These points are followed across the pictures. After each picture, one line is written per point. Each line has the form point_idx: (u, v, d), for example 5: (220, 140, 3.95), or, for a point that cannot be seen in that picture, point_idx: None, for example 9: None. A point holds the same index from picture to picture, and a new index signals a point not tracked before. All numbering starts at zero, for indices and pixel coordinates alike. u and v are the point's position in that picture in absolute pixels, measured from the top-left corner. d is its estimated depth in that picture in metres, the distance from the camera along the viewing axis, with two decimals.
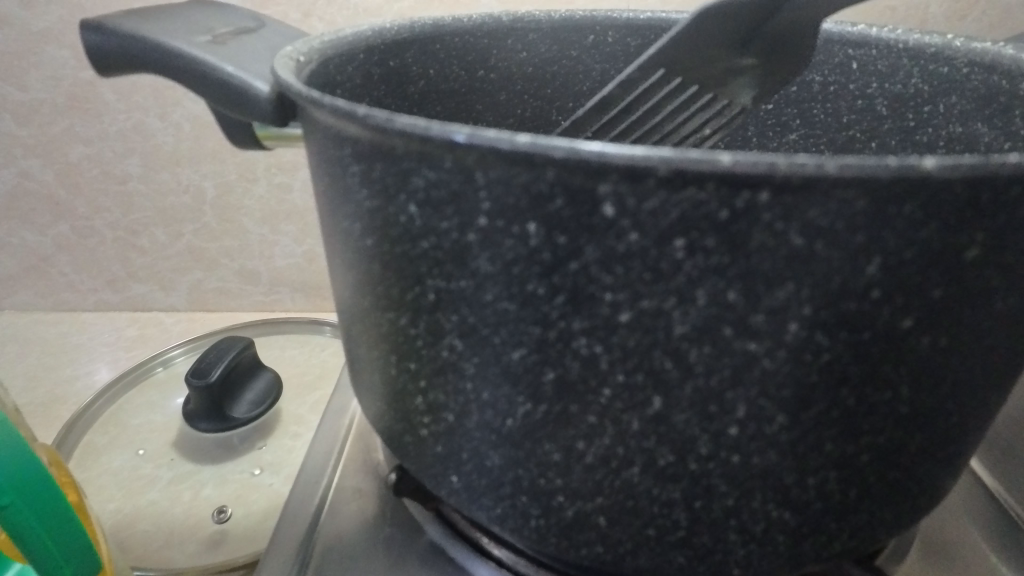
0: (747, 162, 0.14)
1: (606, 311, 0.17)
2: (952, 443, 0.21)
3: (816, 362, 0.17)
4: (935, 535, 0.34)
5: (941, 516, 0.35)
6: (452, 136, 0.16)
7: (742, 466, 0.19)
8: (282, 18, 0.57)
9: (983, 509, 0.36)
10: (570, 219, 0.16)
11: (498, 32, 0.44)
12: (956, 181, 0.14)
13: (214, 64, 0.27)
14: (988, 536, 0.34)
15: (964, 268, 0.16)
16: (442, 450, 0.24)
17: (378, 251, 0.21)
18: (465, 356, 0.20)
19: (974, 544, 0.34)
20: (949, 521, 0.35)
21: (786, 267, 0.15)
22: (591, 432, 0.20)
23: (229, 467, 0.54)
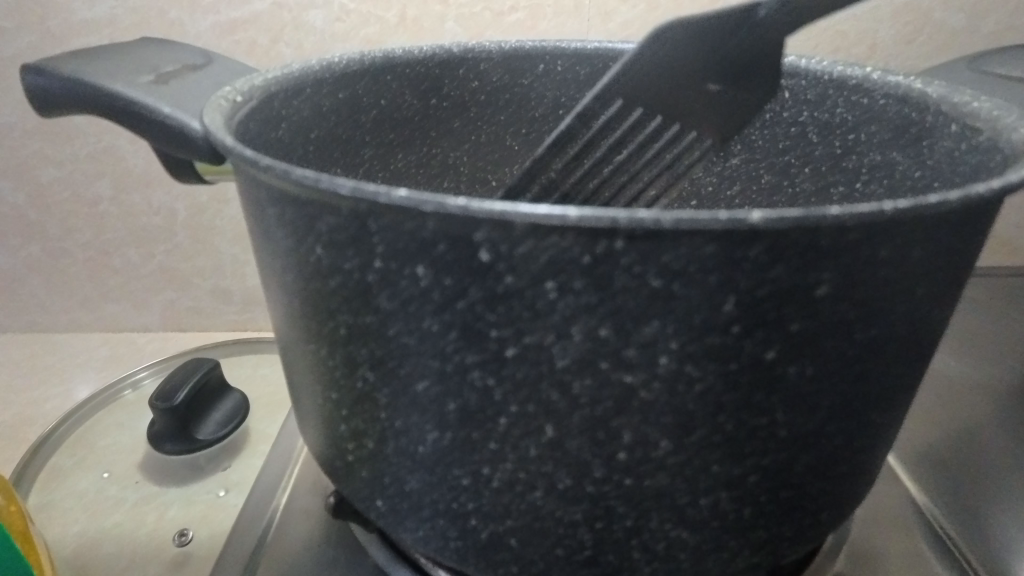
0: (594, 216, 0.15)
1: (494, 346, 0.18)
2: (842, 463, 0.23)
3: (690, 392, 0.18)
4: (862, 546, 0.36)
5: (871, 528, 0.37)
6: (339, 188, 0.17)
7: (636, 488, 0.21)
8: (250, 44, 0.59)
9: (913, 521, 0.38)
10: (453, 263, 0.17)
11: (451, 62, 0.46)
12: (789, 230, 0.15)
13: (153, 104, 0.28)
14: (914, 546, 0.36)
15: (816, 305, 0.17)
16: (368, 474, 0.25)
17: (297, 286, 0.22)
18: (378, 386, 0.22)
19: (899, 553, 0.36)
20: (879, 533, 0.37)
21: (649, 307, 0.17)
22: (495, 458, 0.21)
23: (193, 489, 0.55)
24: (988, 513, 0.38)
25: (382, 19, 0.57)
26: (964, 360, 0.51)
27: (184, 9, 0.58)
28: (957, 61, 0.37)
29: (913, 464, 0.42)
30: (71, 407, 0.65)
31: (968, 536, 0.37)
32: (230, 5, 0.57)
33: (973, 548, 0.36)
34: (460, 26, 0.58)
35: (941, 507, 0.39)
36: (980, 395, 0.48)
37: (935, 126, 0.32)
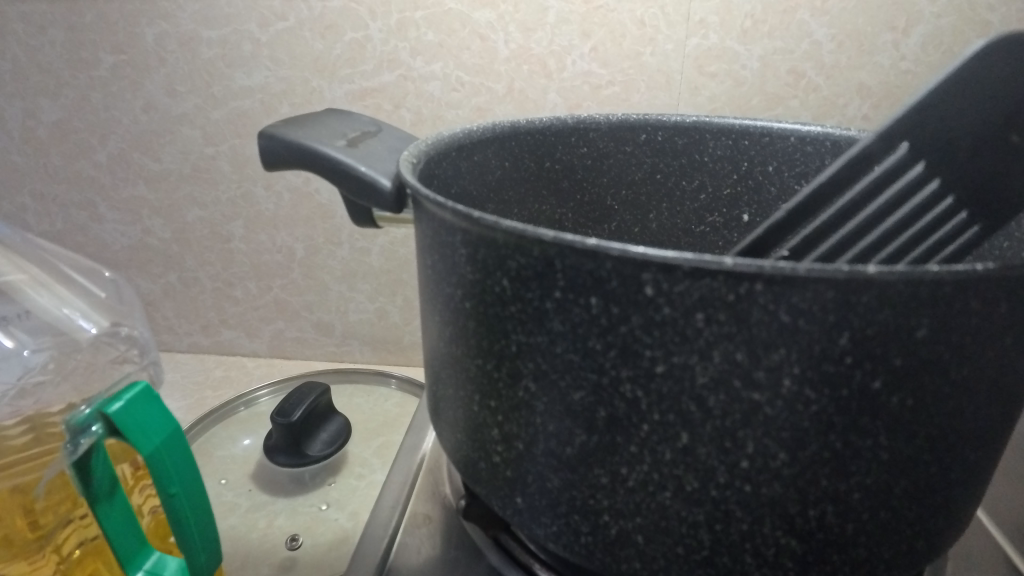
0: (743, 264, 0.20)
1: (647, 363, 0.23)
2: (938, 492, 0.26)
3: (807, 411, 0.22)
4: None
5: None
6: (541, 235, 0.23)
7: (754, 495, 0.25)
8: (377, 108, 0.68)
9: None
10: (621, 295, 0.22)
11: (565, 131, 0.53)
12: (897, 281, 0.20)
13: (353, 163, 0.36)
14: None
15: (918, 344, 0.21)
16: (511, 474, 0.30)
17: (473, 311, 0.28)
18: (536, 394, 0.27)
19: None
20: None
21: (778, 337, 0.21)
22: (632, 460, 0.25)
23: (299, 501, 0.61)
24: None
25: (492, 89, 0.65)
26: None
27: (325, 78, 0.67)
28: None
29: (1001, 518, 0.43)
30: (196, 418, 0.73)
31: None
32: (364, 75, 0.66)
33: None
34: (561, 97, 0.65)
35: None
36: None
37: None
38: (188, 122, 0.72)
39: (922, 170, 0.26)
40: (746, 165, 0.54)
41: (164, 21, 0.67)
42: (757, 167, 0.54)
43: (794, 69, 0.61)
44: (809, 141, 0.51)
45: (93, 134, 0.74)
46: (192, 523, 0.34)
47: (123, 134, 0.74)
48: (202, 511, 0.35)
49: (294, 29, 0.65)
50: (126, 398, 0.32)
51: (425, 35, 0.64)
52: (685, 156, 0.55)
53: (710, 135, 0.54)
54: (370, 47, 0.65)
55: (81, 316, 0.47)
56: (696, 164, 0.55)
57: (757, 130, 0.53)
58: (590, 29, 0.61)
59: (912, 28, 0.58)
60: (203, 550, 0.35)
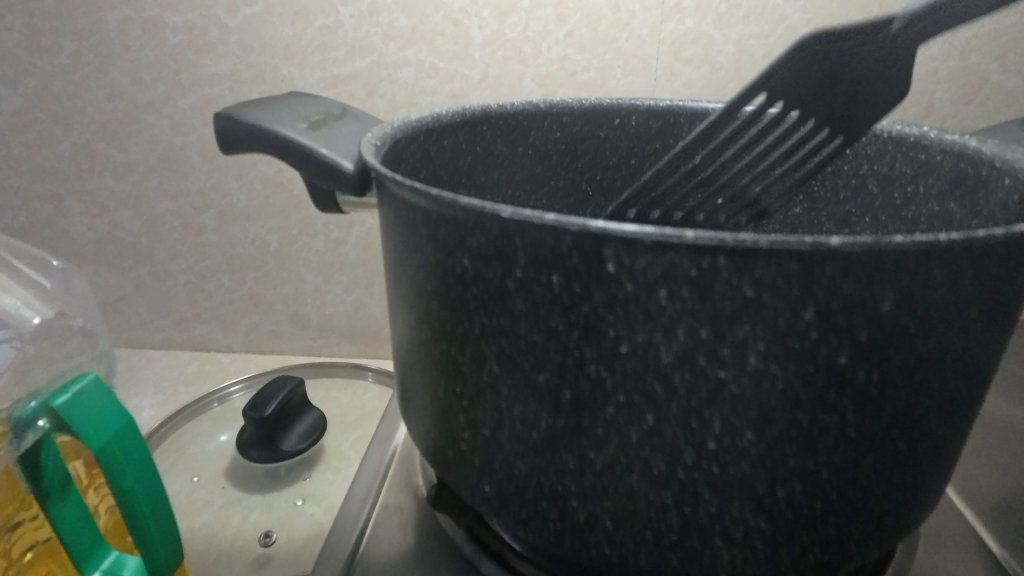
0: (704, 237, 0.19)
1: (610, 342, 0.23)
2: (907, 469, 0.26)
3: (773, 388, 0.22)
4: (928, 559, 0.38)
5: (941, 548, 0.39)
6: (499, 212, 0.22)
7: (721, 475, 0.24)
8: (349, 96, 0.66)
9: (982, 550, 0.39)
10: (583, 272, 0.22)
11: (538, 115, 0.51)
12: (860, 253, 0.19)
13: (313, 146, 0.35)
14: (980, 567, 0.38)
15: (883, 318, 0.21)
16: (479, 460, 0.29)
17: (436, 294, 0.27)
18: (502, 378, 0.26)
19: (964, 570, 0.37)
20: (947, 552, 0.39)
21: (742, 312, 0.21)
22: (599, 442, 0.25)
23: (275, 496, 0.60)
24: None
25: (467, 76, 0.64)
26: (1013, 404, 0.52)
27: (296, 64, 0.65)
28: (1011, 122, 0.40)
29: (969, 492, 0.44)
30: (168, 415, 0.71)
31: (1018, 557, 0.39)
32: (335, 61, 0.65)
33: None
34: (537, 83, 0.64)
35: (1000, 535, 0.40)
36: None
37: (988, 180, 0.35)
38: (155, 111, 0.70)
39: (792, 116, 0.34)
40: None
41: (127, 6, 0.65)
42: None
43: (770, 54, 0.61)
44: None
45: (56, 124, 0.72)
46: (148, 520, 0.33)
47: (87, 123, 0.71)
48: (159, 508, 0.34)
49: (262, 14, 0.63)
50: (74, 390, 0.31)
51: (397, 20, 0.62)
52: (660, 141, 0.54)
53: (684, 119, 0.53)
54: (341, 32, 0.63)
55: (25, 306, 0.46)
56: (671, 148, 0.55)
57: None
58: (565, 13, 0.61)
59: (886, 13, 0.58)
60: (160, 548, 0.34)
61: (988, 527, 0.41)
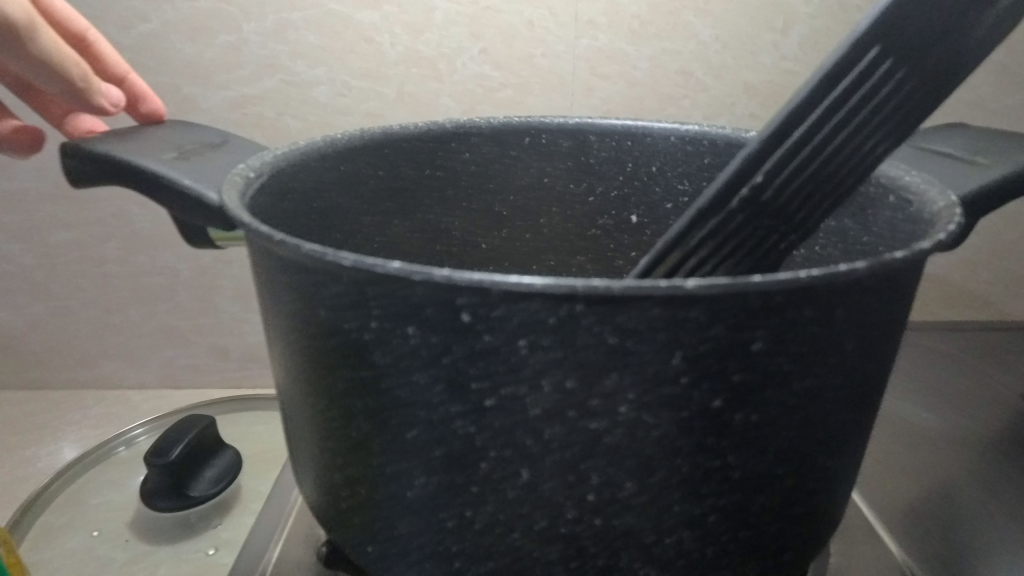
0: (555, 285, 0.18)
1: (475, 397, 0.21)
2: (798, 503, 0.25)
3: (649, 436, 0.21)
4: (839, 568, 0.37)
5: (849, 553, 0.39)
6: (342, 261, 0.20)
7: (606, 529, 0.23)
8: (259, 117, 0.63)
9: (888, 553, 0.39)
10: (438, 323, 0.20)
11: (444, 137, 0.49)
12: (722, 295, 0.18)
13: (176, 177, 0.32)
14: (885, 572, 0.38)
15: (754, 358, 0.20)
16: (361, 520, 0.27)
17: (300, 343, 0.25)
18: (372, 435, 0.24)
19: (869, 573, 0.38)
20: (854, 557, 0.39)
21: (608, 361, 0.19)
22: (476, 501, 0.23)
23: (185, 547, 0.54)
24: (943, 541, 0.41)
25: (382, 94, 0.62)
26: (914, 405, 0.54)
27: (199, 84, 0.61)
28: None
29: (874, 495, 0.45)
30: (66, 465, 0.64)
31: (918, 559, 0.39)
32: (242, 81, 0.61)
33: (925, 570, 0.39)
34: (454, 100, 0.62)
35: (900, 536, 0.41)
36: (929, 435, 0.51)
37: (875, 197, 0.35)
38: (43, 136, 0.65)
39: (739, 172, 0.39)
40: (632, 166, 0.51)
41: None
42: (642, 168, 0.51)
43: (684, 69, 0.61)
44: (688, 140, 0.49)
45: None
46: None
47: None
48: None
49: (159, 33, 0.59)
50: None
51: (306, 38, 0.60)
52: (572, 159, 0.51)
53: (594, 136, 0.50)
54: (246, 50, 0.60)
55: None
56: (584, 167, 0.52)
57: (639, 131, 0.50)
58: (479, 30, 0.59)
59: (791, 28, 0.59)
60: None
61: (891, 530, 0.41)
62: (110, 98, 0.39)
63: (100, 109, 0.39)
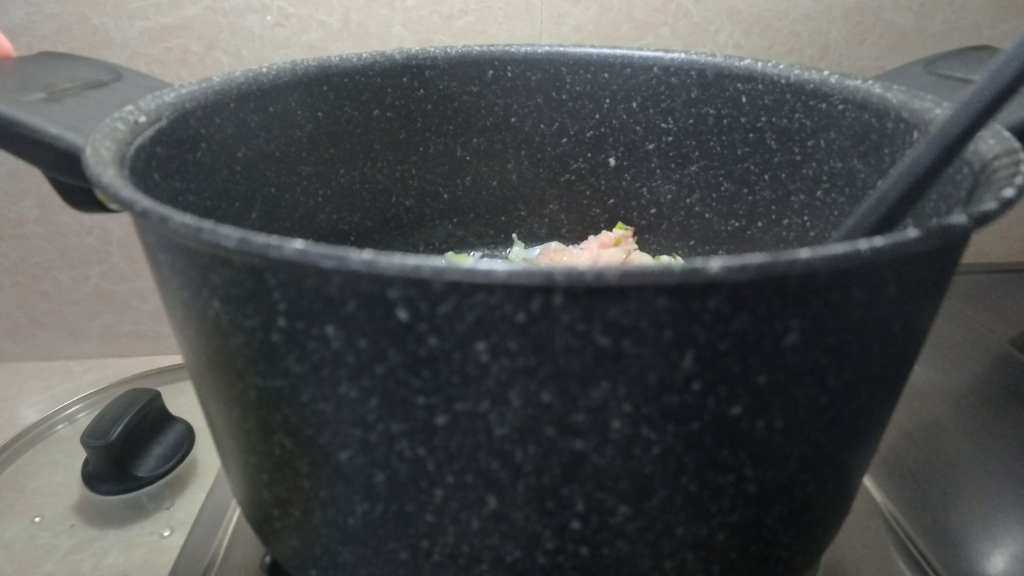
0: (522, 272, 0.13)
1: (422, 414, 0.16)
2: (816, 510, 0.21)
3: (647, 455, 0.16)
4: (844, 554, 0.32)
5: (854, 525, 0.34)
6: (222, 239, 0.14)
7: (594, 557, 0.18)
8: (183, 53, 0.49)
9: (901, 516, 0.34)
10: (366, 322, 0.15)
11: (393, 71, 0.41)
12: (754, 278, 0.13)
13: (39, 125, 0.25)
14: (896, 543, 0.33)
15: (785, 354, 0.15)
16: (298, 542, 0.22)
17: (200, 339, 0.20)
18: (297, 453, 0.19)
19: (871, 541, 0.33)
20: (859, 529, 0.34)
21: (596, 367, 0.14)
22: (432, 531, 0.18)
23: (136, 529, 0.41)
24: (960, 505, 0.35)
25: (324, 23, 0.49)
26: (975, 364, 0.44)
27: (108, 13, 0.48)
28: (913, 64, 0.36)
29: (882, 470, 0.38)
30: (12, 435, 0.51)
31: (938, 539, 0.33)
32: (160, 9, 0.48)
33: (947, 552, 0.32)
34: (407, 31, 0.50)
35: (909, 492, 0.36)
36: (965, 397, 0.41)
37: (897, 133, 0.31)
38: None
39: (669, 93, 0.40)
40: (608, 103, 0.44)
41: None
42: (620, 104, 0.44)
43: None
44: (673, 72, 0.41)
45: None
46: None
47: None
48: None
49: None
50: None
51: None
52: (541, 95, 0.44)
53: (566, 69, 0.43)
54: None
55: None
56: (554, 104, 0.44)
57: (618, 60, 0.42)
58: None
59: None
60: None
61: (903, 507, 0.35)
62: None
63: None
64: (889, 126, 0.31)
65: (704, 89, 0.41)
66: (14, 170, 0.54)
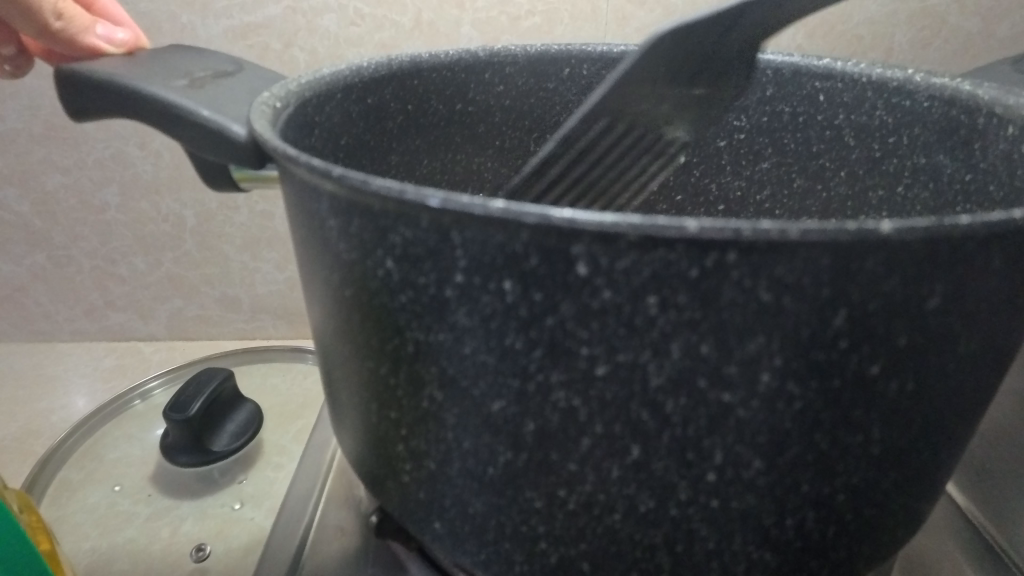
0: (712, 228, 0.14)
1: (583, 363, 0.17)
2: (924, 479, 0.22)
3: (789, 409, 0.17)
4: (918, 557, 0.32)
5: (927, 528, 0.34)
6: (426, 200, 0.16)
7: (722, 510, 0.20)
8: (264, 50, 0.52)
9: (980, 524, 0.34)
10: (544, 277, 0.16)
11: (477, 67, 0.43)
12: (915, 240, 0.15)
13: (191, 107, 0.28)
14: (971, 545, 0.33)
15: (927, 317, 0.16)
16: (425, 495, 0.24)
17: (356, 301, 0.21)
18: (446, 405, 0.20)
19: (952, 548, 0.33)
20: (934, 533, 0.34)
21: (756, 322, 0.16)
22: (571, 480, 0.20)
23: (210, 501, 0.43)
24: None
25: (398, 23, 0.51)
26: None
27: (196, 11, 0.51)
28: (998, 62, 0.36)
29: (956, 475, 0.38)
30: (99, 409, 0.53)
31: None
32: (244, 9, 0.51)
33: None
34: (476, 30, 0.51)
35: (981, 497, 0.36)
36: None
37: (988, 129, 0.32)
38: None
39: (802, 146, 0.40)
40: None
41: None
42: None
43: None
44: (750, 70, 0.42)
45: None
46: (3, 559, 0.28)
47: None
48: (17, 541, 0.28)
49: None
50: None
51: None
52: None
53: None
54: None
55: None
56: None
57: None
58: None
59: None
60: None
61: (977, 507, 0.35)
62: (112, 42, 0.33)
63: (95, 49, 0.33)
64: (981, 121, 0.32)
65: (781, 87, 0.41)
66: (106, 158, 0.57)
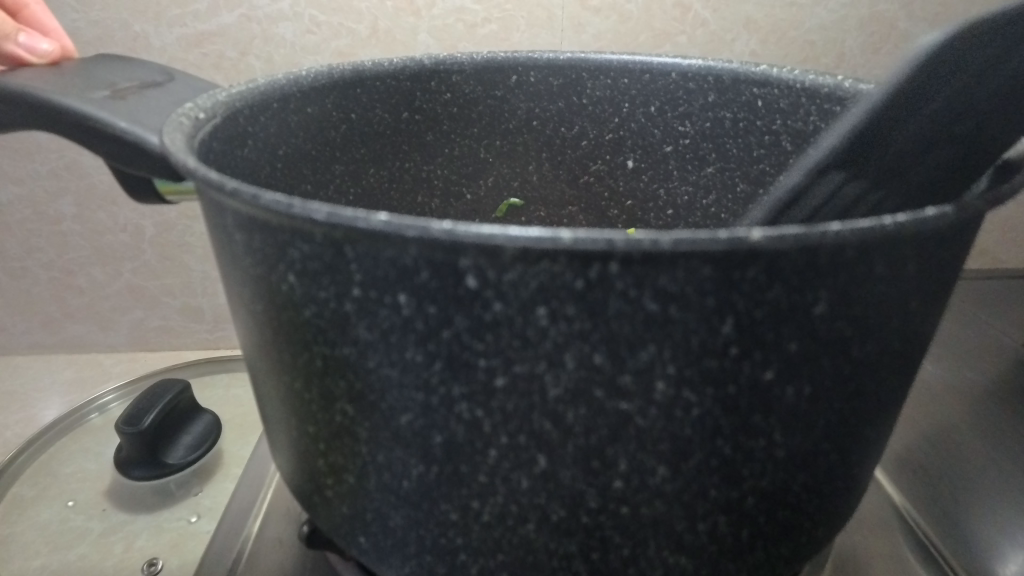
0: (587, 240, 0.14)
1: (482, 375, 0.17)
2: (836, 481, 0.22)
3: (687, 416, 0.18)
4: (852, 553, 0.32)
5: (863, 522, 0.34)
6: (312, 215, 0.16)
7: (632, 517, 0.20)
8: (219, 58, 0.51)
9: (916, 518, 0.35)
10: (437, 290, 0.16)
11: (422, 76, 0.42)
12: (789, 249, 0.15)
13: (109, 120, 0.27)
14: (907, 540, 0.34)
15: (814, 323, 0.17)
16: (349, 510, 0.24)
17: (267, 316, 0.21)
18: (358, 419, 0.20)
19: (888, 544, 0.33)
20: (870, 527, 0.34)
21: (645, 331, 0.16)
22: (483, 491, 0.20)
23: (165, 514, 0.41)
24: (971, 504, 0.35)
25: (354, 30, 0.51)
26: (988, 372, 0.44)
27: (148, 19, 0.50)
28: None
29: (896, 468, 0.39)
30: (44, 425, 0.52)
31: (959, 546, 0.33)
32: (198, 16, 0.50)
33: (959, 542, 0.33)
34: (433, 37, 0.51)
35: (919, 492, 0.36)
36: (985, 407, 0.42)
37: None
38: None
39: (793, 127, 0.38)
40: (627, 108, 0.45)
41: None
42: (638, 109, 0.45)
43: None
44: (691, 77, 0.42)
45: None
46: None
47: None
48: None
49: None
50: None
51: None
52: (562, 99, 0.45)
53: (587, 74, 0.44)
54: None
55: None
56: (574, 108, 0.45)
57: (637, 66, 0.43)
58: None
59: None
60: None
61: (913, 501, 0.36)
62: (34, 53, 0.32)
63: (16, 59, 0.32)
64: None
65: (721, 94, 0.42)
66: (55, 168, 0.55)
